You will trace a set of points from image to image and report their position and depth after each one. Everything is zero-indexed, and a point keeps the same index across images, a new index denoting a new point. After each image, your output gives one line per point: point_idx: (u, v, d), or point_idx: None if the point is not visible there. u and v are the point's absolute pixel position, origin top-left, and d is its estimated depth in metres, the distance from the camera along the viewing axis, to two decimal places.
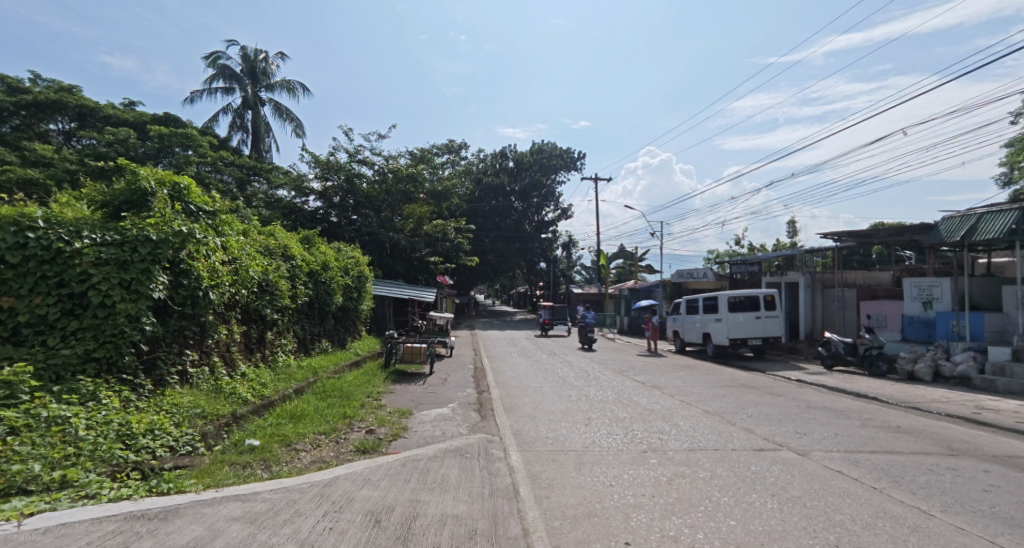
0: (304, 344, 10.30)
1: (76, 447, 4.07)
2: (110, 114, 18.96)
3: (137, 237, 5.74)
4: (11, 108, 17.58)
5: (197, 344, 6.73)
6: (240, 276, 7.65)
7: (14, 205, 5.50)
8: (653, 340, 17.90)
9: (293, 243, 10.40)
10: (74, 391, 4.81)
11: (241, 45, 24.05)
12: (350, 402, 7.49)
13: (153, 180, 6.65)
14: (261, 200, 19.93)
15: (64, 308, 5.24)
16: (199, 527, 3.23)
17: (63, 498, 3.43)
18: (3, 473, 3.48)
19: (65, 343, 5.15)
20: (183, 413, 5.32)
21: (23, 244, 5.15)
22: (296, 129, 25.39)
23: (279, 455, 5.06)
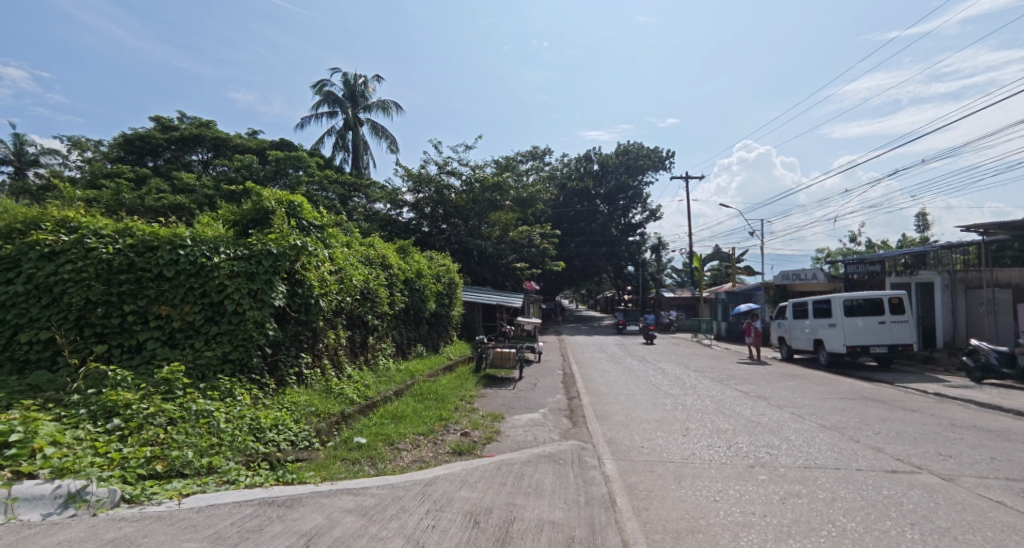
0: (402, 348, 10.91)
1: (218, 437, 4.66)
2: (238, 143, 21.54)
3: (261, 252, 6.46)
4: (164, 143, 20.69)
5: (310, 348, 7.37)
6: (345, 284, 8.28)
7: (168, 227, 6.44)
8: (755, 347, 16.71)
9: (391, 253, 11.08)
10: (215, 388, 5.50)
11: (343, 71, 26.19)
12: (445, 404, 7.80)
13: (273, 199, 7.45)
14: (361, 213, 21.48)
15: (207, 314, 6.03)
16: (319, 516, 3.53)
17: (211, 482, 3.94)
18: (166, 458, 4.08)
19: (207, 346, 5.91)
20: (300, 411, 5.87)
21: (176, 260, 6.01)
22: (391, 146, 27.10)
23: (384, 453, 5.39)
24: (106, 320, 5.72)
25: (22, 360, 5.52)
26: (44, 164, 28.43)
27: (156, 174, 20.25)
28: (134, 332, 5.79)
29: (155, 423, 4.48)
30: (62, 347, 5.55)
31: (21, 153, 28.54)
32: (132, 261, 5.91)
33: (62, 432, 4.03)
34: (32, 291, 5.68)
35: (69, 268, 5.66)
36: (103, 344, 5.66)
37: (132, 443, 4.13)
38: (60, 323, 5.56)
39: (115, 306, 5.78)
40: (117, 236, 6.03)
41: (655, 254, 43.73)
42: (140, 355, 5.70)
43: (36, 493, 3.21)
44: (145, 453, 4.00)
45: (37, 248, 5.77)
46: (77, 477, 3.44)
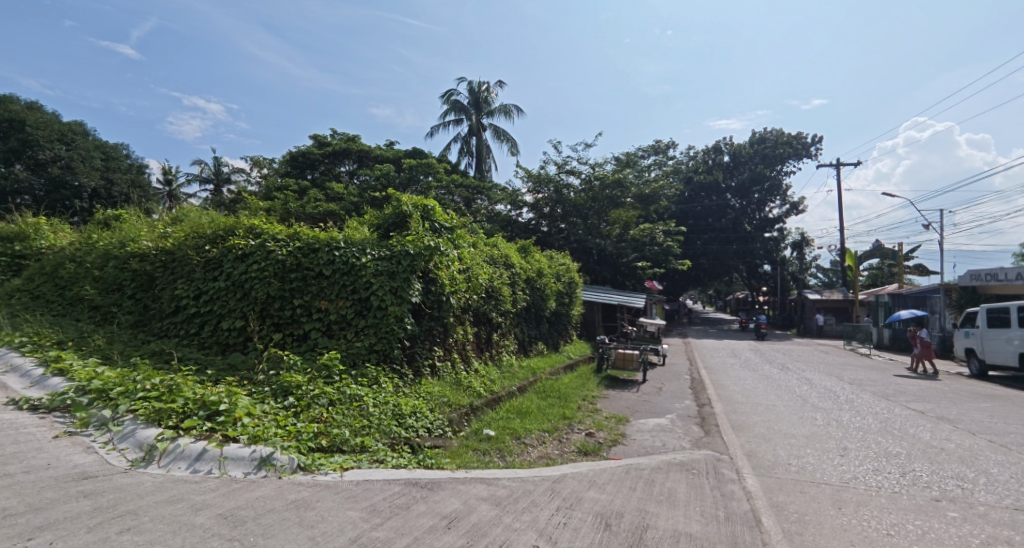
0: (524, 345, 11.16)
1: (368, 419, 5.17)
2: (377, 154, 23.83)
3: (401, 252, 7.08)
4: (320, 158, 23.70)
5: (442, 342, 7.85)
6: (472, 282, 8.71)
7: (326, 231, 7.36)
8: (925, 359, 14.32)
9: (513, 253, 11.43)
10: (364, 375, 6.14)
11: (468, 80, 27.57)
12: (567, 403, 7.83)
13: (410, 204, 8.11)
14: (483, 214, 22.47)
15: (356, 308, 6.75)
16: (457, 501, 3.75)
17: (364, 459, 4.40)
18: (329, 434, 4.64)
19: (357, 337, 6.61)
20: (435, 400, 6.28)
21: (333, 261, 6.84)
22: (512, 148, 27.95)
23: (512, 446, 5.56)
24: (281, 312, 6.71)
25: (223, 343, 6.68)
26: (233, 182, 34.19)
27: (314, 185, 23.23)
28: (301, 322, 6.69)
29: (320, 403, 5.14)
30: (251, 334, 6.63)
31: (218, 173, 34.63)
32: (300, 261, 6.87)
33: (254, 405, 4.81)
34: (230, 287, 6.86)
35: (255, 268, 6.75)
36: (279, 333, 6.64)
37: (303, 419, 4.78)
38: (249, 313, 6.65)
39: (288, 301, 6.75)
40: (289, 241, 7.06)
41: (796, 252, 39.46)
42: (306, 343, 6.56)
43: (240, 454, 3.89)
44: (314, 429, 4.60)
45: (233, 251, 6.96)
46: (266, 444, 4.09)
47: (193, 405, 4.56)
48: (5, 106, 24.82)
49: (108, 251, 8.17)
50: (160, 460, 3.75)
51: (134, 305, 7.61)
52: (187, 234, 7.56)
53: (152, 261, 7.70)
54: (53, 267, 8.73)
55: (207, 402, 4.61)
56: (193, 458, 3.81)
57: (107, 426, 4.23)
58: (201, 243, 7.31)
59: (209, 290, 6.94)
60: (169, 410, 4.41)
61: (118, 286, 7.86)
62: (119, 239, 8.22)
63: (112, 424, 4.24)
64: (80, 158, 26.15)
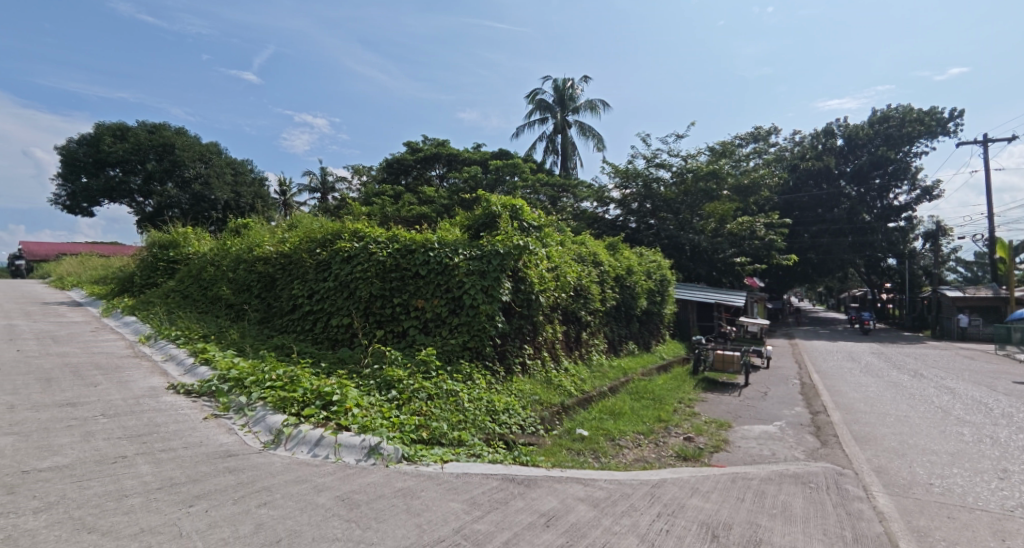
0: (614, 345, 10.91)
1: (464, 414, 5.32)
2: (466, 157, 24.62)
3: (491, 252, 7.23)
4: (413, 163, 24.99)
5: (532, 340, 7.88)
6: (561, 281, 8.67)
7: (421, 233, 7.72)
8: None
9: (602, 250, 11.24)
10: (459, 371, 6.33)
11: (554, 78, 27.58)
12: (663, 405, 7.52)
13: (499, 204, 8.25)
14: (569, 213, 22.36)
15: (450, 306, 6.98)
16: (555, 500, 3.73)
17: (462, 453, 4.53)
18: (429, 427, 4.84)
19: (451, 335, 6.84)
20: (526, 398, 6.30)
21: (428, 261, 7.16)
22: (598, 144, 27.55)
23: (606, 447, 5.44)
24: (383, 310, 7.13)
25: (332, 339, 7.24)
26: (337, 190, 37.13)
27: (408, 190, 24.54)
28: (400, 320, 7.06)
29: (420, 397, 5.39)
30: (357, 331, 7.12)
31: (325, 182, 37.78)
32: (398, 262, 7.27)
33: (362, 397, 5.15)
34: (338, 287, 7.42)
35: (359, 269, 7.25)
36: (381, 330, 7.06)
37: (405, 412, 5.03)
38: (355, 311, 7.15)
39: (388, 299, 7.17)
40: (388, 243, 7.50)
41: (928, 243, 34.76)
42: (405, 340, 6.91)
43: (351, 441, 4.19)
44: (415, 421, 4.82)
45: (341, 254, 7.53)
46: (374, 434, 4.36)
47: (311, 395, 5.00)
48: (159, 133, 29.01)
49: (238, 256, 9.23)
50: (286, 444, 4.15)
51: (260, 303, 8.51)
52: (302, 239, 8.33)
53: (273, 263, 8.56)
54: (196, 270, 10.05)
55: (322, 393, 5.03)
56: (313, 444, 4.16)
57: (242, 411, 4.76)
58: (314, 247, 8.00)
59: (320, 290, 7.56)
60: (292, 399, 4.87)
61: (246, 286, 8.84)
62: (247, 244, 9.25)
63: (246, 410, 4.76)
64: (215, 174, 29.86)
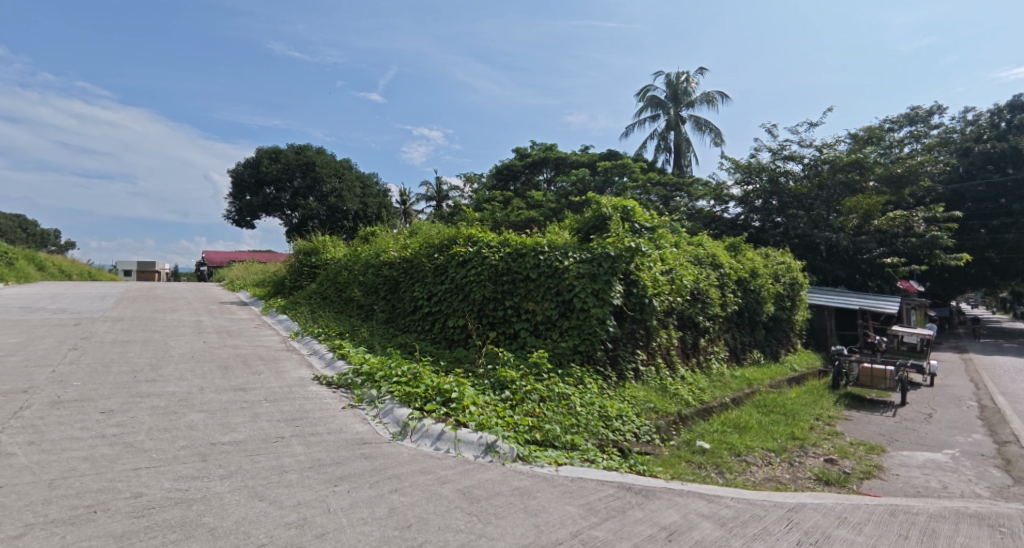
0: (736, 353, 10.11)
1: (576, 418, 5.26)
2: (573, 159, 24.63)
3: (602, 254, 7.09)
4: (522, 168, 25.63)
5: (645, 345, 7.58)
6: (676, 284, 8.22)
7: (532, 237, 7.84)
8: None
9: (721, 251, 10.51)
10: (570, 375, 6.30)
11: (666, 73, 26.52)
12: (797, 422, 6.79)
13: (610, 206, 8.07)
14: (683, 212, 21.33)
15: (560, 310, 6.98)
16: (676, 514, 3.54)
17: (576, 457, 4.48)
18: (542, 428, 4.86)
19: (562, 338, 6.83)
20: (640, 405, 6.07)
21: (538, 264, 7.23)
22: (715, 138, 25.95)
23: (731, 463, 5.04)
24: (495, 312, 7.36)
25: (449, 339, 7.64)
26: (451, 198, 39.30)
27: (517, 195, 25.23)
28: (512, 322, 7.23)
29: (532, 398, 5.46)
30: (471, 332, 7.42)
31: (440, 191, 40.18)
32: (510, 266, 7.45)
33: (478, 396, 5.36)
34: (453, 290, 7.82)
35: (474, 272, 7.56)
36: (494, 331, 7.28)
37: (519, 412, 5.12)
38: (469, 313, 7.47)
39: (500, 302, 7.38)
40: (500, 247, 7.74)
41: None
42: (517, 341, 7.06)
43: (469, 438, 4.37)
44: (528, 422, 4.88)
45: (457, 258, 7.95)
46: (491, 432, 4.50)
47: (432, 391, 5.33)
48: (304, 153, 33.12)
49: (367, 261, 10.16)
50: (412, 437, 4.46)
51: (386, 304, 9.27)
52: (423, 245, 8.94)
53: (397, 267, 9.29)
54: (334, 274, 11.25)
55: (442, 390, 5.34)
56: (435, 437, 4.42)
57: (374, 403, 5.22)
58: (432, 252, 8.54)
59: (438, 292, 8.02)
60: (416, 394, 5.23)
61: (374, 289, 9.68)
62: (375, 251, 10.15)
63: (377, 402, 5.21)
64: (347, 188, 33.49)
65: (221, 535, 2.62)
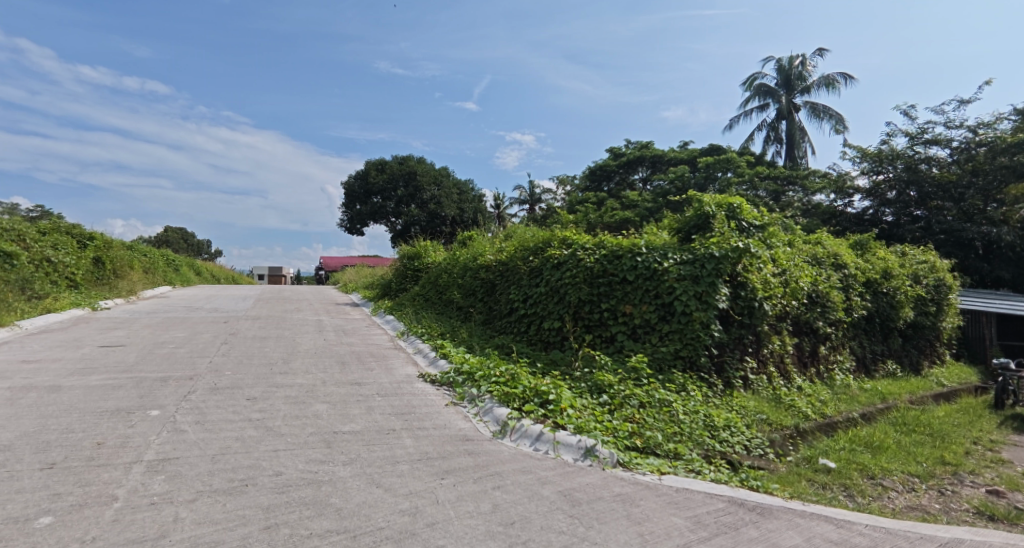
0: (865, 364, 9.02)
1: (679, 426, 5.01)
2: (671, 157, 23.68)
3: (704, 255, 6.69)
4: (616, 168, 25.17)
5: (755, 352, 7.05)
6: (791, 287, 7.55)
7: (629, 238, 7.66)
8: None
9: (845, 250, 9.47)
10: (672, 381, 6.03)
11: (778, 58, 24.54)
12: (947, 445, 5.89)
13: (713, 204, 7.62)
14: (797, 208, 19.61)
15: (660, 313, 6.73)
16: (798, 536, 3.25)
17: (680, 466, 4.25)
18: (643, 435, 4.70)
19: (662, 342, 6.56)
20: (751, 416, 5.66)
21: (636, 266, 7.03)
22: (836, 125, 23.52)
23: (863, 486, 4.50)
24: (591, 315, 7.27)
25: (545, 341, 7.68)
26: (544, 201, 39.67)
27: (610, 196, 24.81)
28: (608, 325, 7.10)
29: (632, 403, 5.31)
30: (567, 334, 7.40)
31: (532, 195, 40.72)
32: (606, 268, 7.32)
33: (575, 398, 5.33)
34: (548, 292, 7.86)
35: (569, 274, 7.53)
36: (590, 334, 7.20)
37: (618, 417, 5.00)
38: (564, 315, 7.46)
39: (596, 304, 7.28)
40: (596, 249, 7.67)
41: None
42: (614, 345, 6.92)
43: (568, 440, 4.37)
44: (628, 428, 4.74)
45: (551, 261, 7.99)
46: (590, 435, 4.46)
47: (530, 392, 5.41)
48: (407, 163, 35.30)
49: (465, 264, 10.57)
50: (511, 436, 4.57)
51: (483, 306, 9.57)
52: (518, 248, 9.11)
53: (494, 270, 9.56)
54: (435, 277, 11.86)
55: (540, 391, 5.39)
56: (534, 438, 4.49)
57: (474, 401, 5.41)
58: (528, 255, 8.68)
59: (533, 295, 8.11)
60: (514, 395, 5.34)
61: (472, 291, 10.04)
62: (473, 255, 10.54)
63: (478, 401, 5.40)
64: (445, 195, 35.24)
65: (346, 515, 2.88)
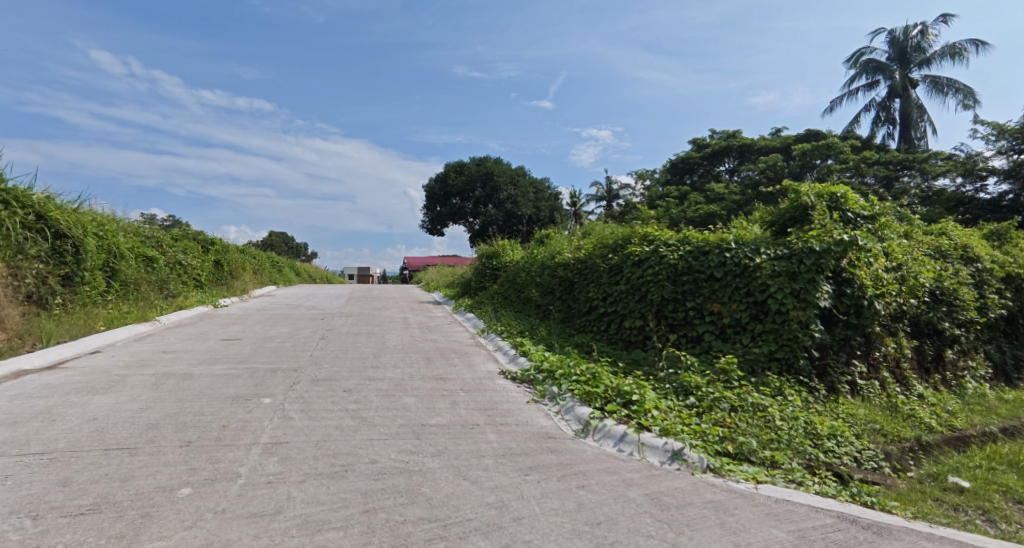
0: (1003, 370, 7.87)
1: (777, 433, 4.68)
2: (762, 145, 22.16)
3: (803, 249, 6.18)
4: (700, 160, 23.99)
5: (864, 356, 6.42)
6: (908, 283, 6.77)
7: (716, 233, 7.29)
8: None
9: (977, 241, 8.32)
10: (766, 384, 5.65)
11: (890, 30, 22.06)
12: None
13: (813, 194, 7.01)
14: (913, 195, 17.59)
15: (752, 312, 6.32)
16: None
17: (779, 476, 3.95)
18: (735, 441, 4.43)
19: (755, 343, 6.17)
20: (861, 425, 5.15)
21: (724, 263, 6.65)
22: (964, 100, 20.76)
23: (1006, 511, 3.92)
24: (675, 313, 7.01)
25: (626, 340, 7.50)
26: (622, 197, 38.77)
27: (694, 189, 23.72)
28: (694, 324, 6.81)
29: (722, 407, 5.04)
30: (650, 333, 7.17)
31: (610, 191, 39.92)
32: (691, 265, 7.01)
33: (660, 399, 5.17)
34: (630, 290, 7.67)
35: (650, 272, 7.29)
36: (674, 334, 6.94)
37: (707, 421, 4.77)
38: (646, 314, 7.24)
39: (681, 303, 7.00)
40: (680, 245, 7.37)
41: None
42: (701, 345, 6.61)
43: (654, 442, 4.24)
44: (719, 432, 4.50)
45: (632, 257, 7.79)
46: (677, 438, 4.30)
47: (612, 392, 5.32)
48: (484, 164, 35.94)
49: (544, 262, 10.60)
50: (594, 435, 4.53)
51: (562, 304, 9.54)
52: (597, 246, 8.98)
53: (572, 268, 9.50)
54: (513, 276, 12.02)
55: (623, 391, 5.28)
56: (617, 438, 4.41)
57: (556, 399, 5.43)
58: (607, 252, 8.54)
59: (613, 293, 7.95)
60: (596, 394, 5.28)
61: (550, 289, 10.06)
62: (551, 253, 10.55)
63: (559, 399, 5.41)
64: (521, 194, 35.54)
65: (436, 504, 3.01)
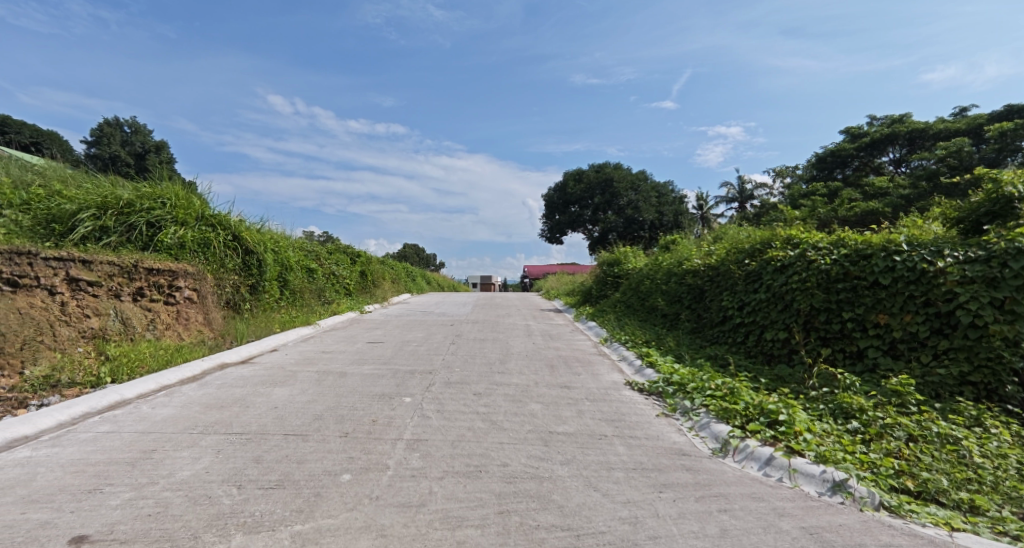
0: None
1: (975, 471, 3.87)
2: (941, 129, 18.91)
3: (1006, 250, 5.06)
4: (854, 152, 21.12)
5: None
6: None
7: (881, 234, 6.34)
8: None
9: None
10: (956, 412, 4.72)
11: None
12: None
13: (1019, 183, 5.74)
14: None
15: (934, 326, 5.33)
16: None
17: (981, 524, 3.23)
18: (917, 477, 3.76)
19: (938, 363, 5.21)
20: None
21: (893, 268, 5.74)
22: None
23: None
24: (829, 325, 6.20)
25: (768, 354, 6.80)
26: (758, 197, 35.69)
27: (846, 184, 21.02)
28: (854, 338, 5.95)
29: (896, 435, 4.31)
30: (797, 347, 6.44)
31: (743, 191, 36.95)
32: (848, 270, 6.15)
33: (813, 422, 4.59)
34: (771, 299, 6.97)
35: (796, 278, 6.56)
36: (828, 348, 6.13)
37: (876, 450, 4.11)
38: (793, 325, 6.52)
39: (836, 313, 6.16)
40: (833, 249, 6.54)
41: None
42: (863, 363, 5.76)
43: (809, 470, 3.77)
44: (893, 465, 3.86)
45: (773, 263, 7.09)
46: (839, 468, 3.76)
47: (753, 410, 4.85)
48: (603, 171, 35.39)
49: (671, 270, 10.14)
50: (735, 456, 4.17)
51: (691, 313, 9.00)
52: (731, 251, 8.38)
53: (702, 275, 8.93)
54: (637, 284, 11.67)
55: (767, 409, 4.78)
56: (763, 461, 4.00)
57: (688, 415, 5.12)
58: (743, 258, 7.89)
59: (751, 302, 7.31)
60: (734, 411, 4.87)
61: (678, 297, 9.58)
62: (679, 260, 10.05)
63: (692, 414, 5.09)
64: (643, 199, 34.57)
65: (568, 513, 3.00)
